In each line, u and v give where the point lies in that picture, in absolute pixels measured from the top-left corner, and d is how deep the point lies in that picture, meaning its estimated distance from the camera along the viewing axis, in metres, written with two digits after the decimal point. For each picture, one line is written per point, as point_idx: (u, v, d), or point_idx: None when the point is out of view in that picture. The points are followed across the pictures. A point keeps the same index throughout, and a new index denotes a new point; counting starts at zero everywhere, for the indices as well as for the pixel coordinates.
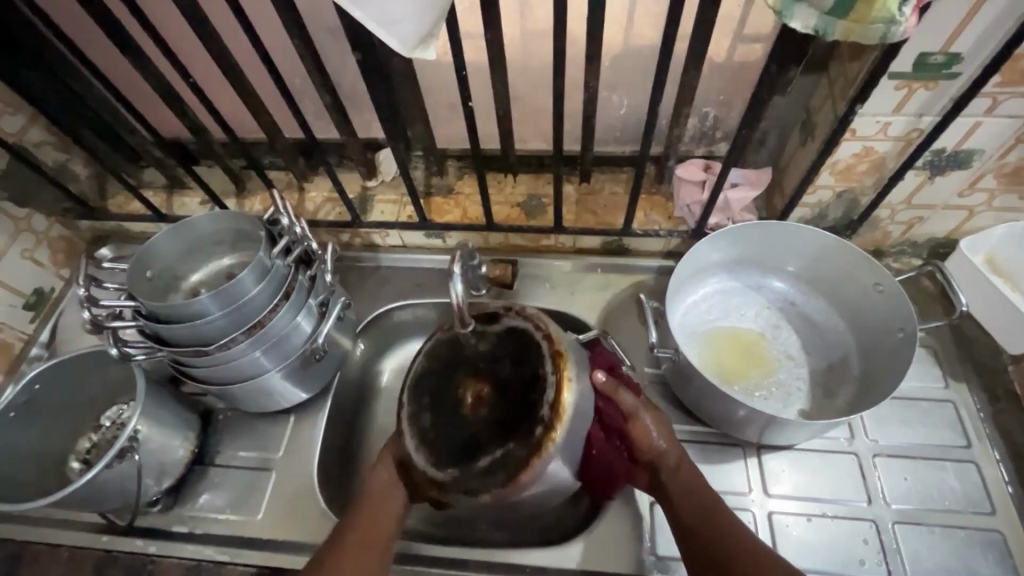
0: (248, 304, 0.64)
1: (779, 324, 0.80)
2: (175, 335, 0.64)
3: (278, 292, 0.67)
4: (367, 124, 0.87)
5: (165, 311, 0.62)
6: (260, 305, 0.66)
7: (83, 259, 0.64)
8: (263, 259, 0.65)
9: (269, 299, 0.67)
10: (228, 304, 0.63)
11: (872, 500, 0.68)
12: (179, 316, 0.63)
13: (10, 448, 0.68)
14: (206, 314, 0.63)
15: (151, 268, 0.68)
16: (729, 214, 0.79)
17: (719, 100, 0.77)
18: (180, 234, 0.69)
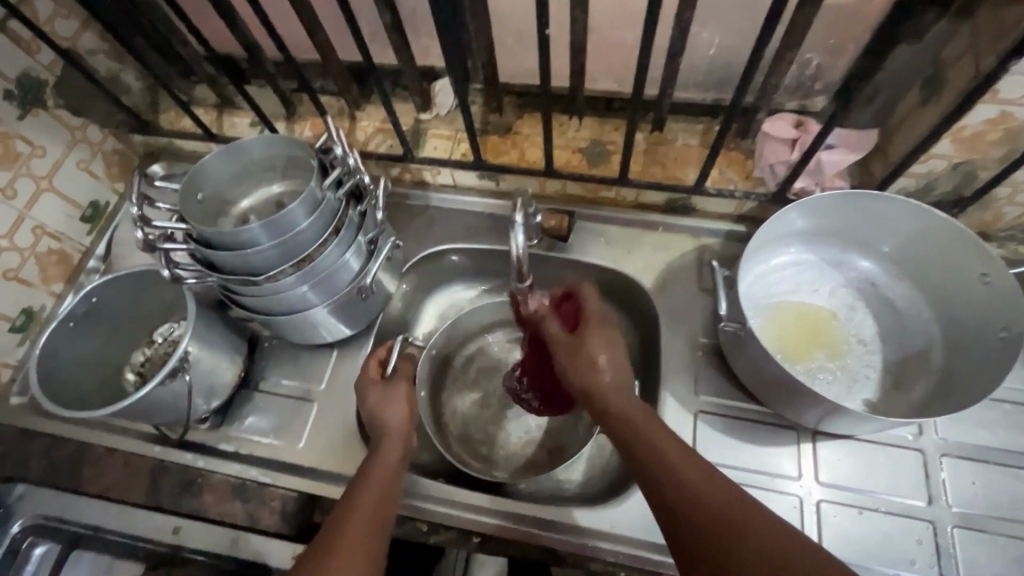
0: (298, 238, 0.62)
1: (853, 305, 0.74)
2: (224, 263, 0.62)
3: (328, 228, 0.65)
4: (426, 50, 0.80)
5: (215, 237, 0.60)
6: (310, 239, 0.64)
7: (135, 175, 0.62)
8: (315, 192, 0.62)
9: (319, 234, 0.65)
10: (278, 237, 0.61)
11: (932, 501, 0.64)
12: (229, 243, 0.61)
13: (73, 355, 0.69)
14: (256, 243, 0.61)
15: (201, 190, 0.66)
16: (818, 179, 0.71)
17: (827, 45, 0.67)
18: (231, 156, 0.66)
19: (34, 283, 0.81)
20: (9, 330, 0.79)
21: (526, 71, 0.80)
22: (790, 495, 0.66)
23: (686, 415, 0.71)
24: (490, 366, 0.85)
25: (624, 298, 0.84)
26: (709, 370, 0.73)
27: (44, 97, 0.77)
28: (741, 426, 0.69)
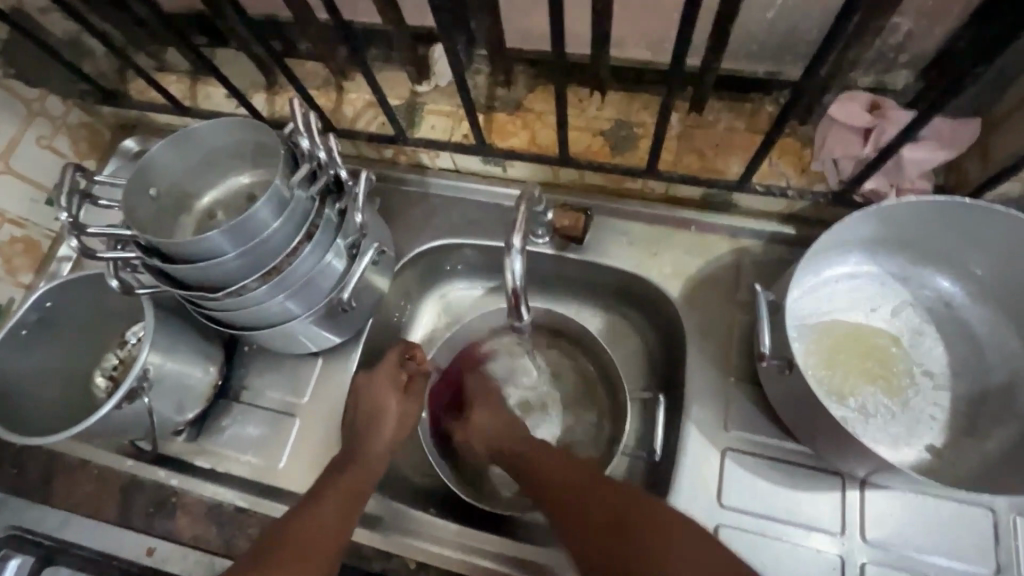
0: (264, 245, 0.53)
1: (921, 329, 0.62)
2: (181, 275, 0.54)
3: (299, 232, 0.56)
4: (421, 9, 0.67)
5: (165, 247, 0.51)
6: (278, 245, 0.55)
7: (68, 170, 0.52)
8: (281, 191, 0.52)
9: (289, 239, 0.55)
10: (240, 245, 0.53)
11: (1000, 570, 0.55)
12: (183, 253, 0.52)
13: (31, 363, 0.63)
14: (213, 253, 0.52)
15: (154, 186, 0.56)
16: (894, 178, 0.58)
17: (924, 7, 0.52)
18: (187, 143, 0.56)
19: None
20: None
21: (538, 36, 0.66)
22: (829, 553, 0.57)
23: (712, 453, 0.61)
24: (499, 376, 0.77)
25: (646, 306, 0.73)
26: (742, 400, 0.63)
27: None
28: (775, 469, 0.60)
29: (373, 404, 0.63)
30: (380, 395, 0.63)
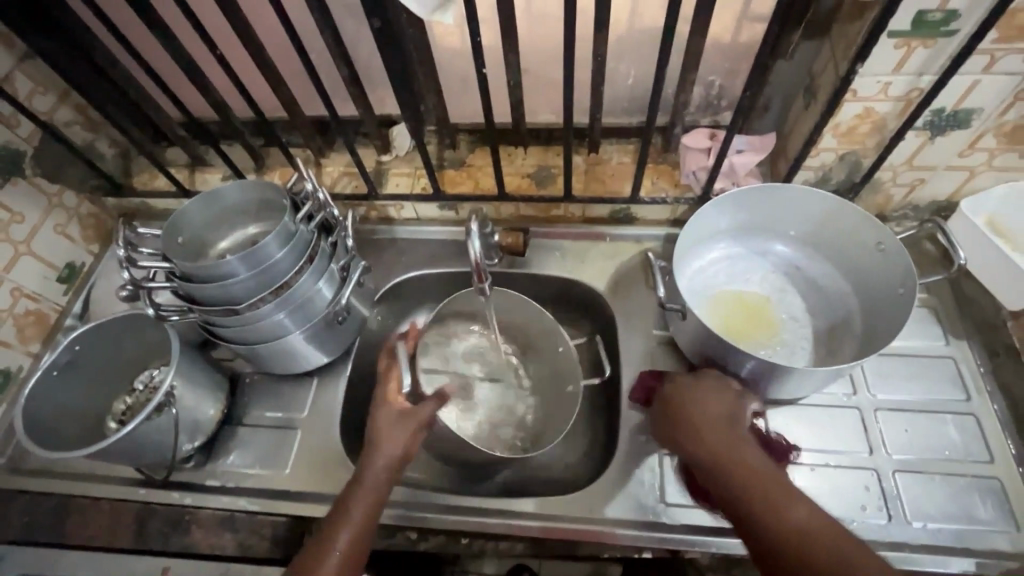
0: (274, 268, 0.68)
1: (784, 288, 0.83)
2: (205, 296, 0.67)
3: (300, 259, 0.70)
4: (382, 100, 0.90)
5: (196, 273, 0.65)
6: (285, 268, 0.69)
7: (122, 225, 0.69)
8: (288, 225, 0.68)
9: (294, 263, 0.70)
10: (256, 267, 0.67)
11: (873, 451, 0.71)
12: (210, 277, 0.66)
13: (54, 405, 0.71)
14: (233, 275, 0.66)
15: (181, 234, 0.71)
16: (734, 179, 0.82)
17: (724, 68, 0.79)
18: (209, 201, 0.72)
19: (10, 344, 0.82)
20: None
21: (472, 111, 0.89)
22: None
23: None
24: None
25: (583, 305, 0.91)
26: (665, 358, 0.80)
27: (24, 167, 0.82)
28: None
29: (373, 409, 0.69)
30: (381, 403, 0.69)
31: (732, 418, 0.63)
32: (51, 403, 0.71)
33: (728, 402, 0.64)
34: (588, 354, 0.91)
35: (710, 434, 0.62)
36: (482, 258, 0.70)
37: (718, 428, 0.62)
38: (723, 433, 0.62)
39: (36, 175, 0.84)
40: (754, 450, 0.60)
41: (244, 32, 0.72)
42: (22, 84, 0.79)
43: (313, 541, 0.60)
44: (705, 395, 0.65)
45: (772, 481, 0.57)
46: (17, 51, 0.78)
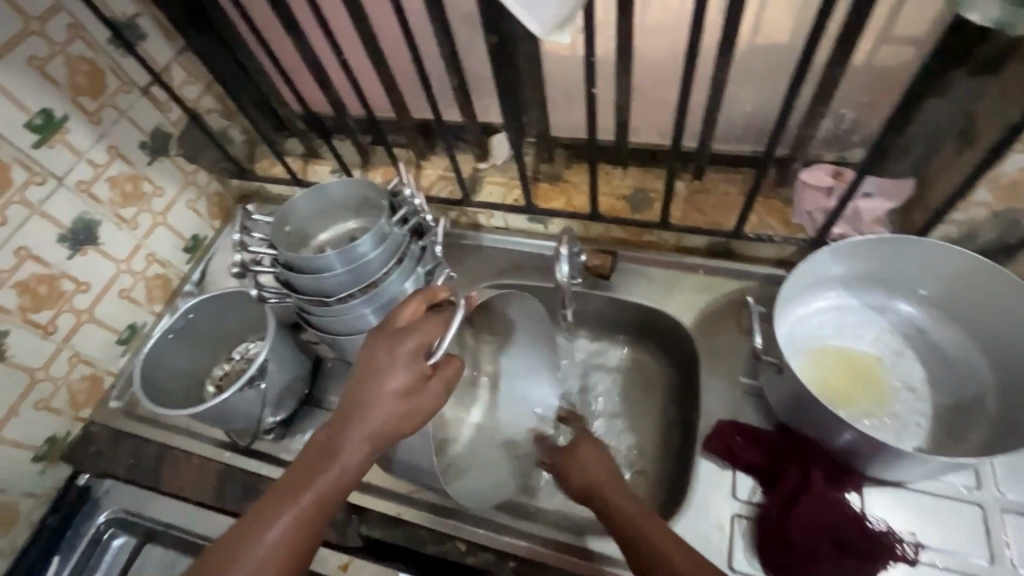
0: (364, 267, 0.70)
1: (901, 352, 0.73)
2: (302, 286, 0.72)
3: (389, 260, 0.73)
4: (486, 109, 0.89)
5: (296, 265, 0.70)
6: (376, 267, 0.72)
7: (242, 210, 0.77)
8: (381, 229, 0.70)
9: (384, 263, 0.72)
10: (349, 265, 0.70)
11: (994, 559, 0.61)
12: (309, 268, 0.70)
13: (167, 363, 0.80)
14: (329, 269, 0.70)
15: (288, 223, 0.77)
16: (858, 226, 0.75)
17: (861, 101, 0.71)
18: (315, 195, 0.77)
19: (139, 303, 0.91)
20: (116, 342, 0.89)
21: (574, 126, 0.88)
22: None
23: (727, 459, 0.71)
24: None
25: (665, 337, 0.86)
26: (750, 410, 0.74)
27: (169, 147, 0.91)
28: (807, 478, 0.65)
29: (402, 347, 0.58)
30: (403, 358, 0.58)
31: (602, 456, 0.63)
32: (165, 362, 0.80)
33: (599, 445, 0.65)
34: (663, 391, 0.87)
35: (582, 473, 0.63)
36: (567, 280, 0.72)
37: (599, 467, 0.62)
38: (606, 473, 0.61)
39: (178, 155, 0.93)
40: (616, 475, 0.61)
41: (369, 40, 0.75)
42: (177, 74, 0.89)
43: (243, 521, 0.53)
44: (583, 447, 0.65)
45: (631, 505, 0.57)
46: (177, 44, 0.88)
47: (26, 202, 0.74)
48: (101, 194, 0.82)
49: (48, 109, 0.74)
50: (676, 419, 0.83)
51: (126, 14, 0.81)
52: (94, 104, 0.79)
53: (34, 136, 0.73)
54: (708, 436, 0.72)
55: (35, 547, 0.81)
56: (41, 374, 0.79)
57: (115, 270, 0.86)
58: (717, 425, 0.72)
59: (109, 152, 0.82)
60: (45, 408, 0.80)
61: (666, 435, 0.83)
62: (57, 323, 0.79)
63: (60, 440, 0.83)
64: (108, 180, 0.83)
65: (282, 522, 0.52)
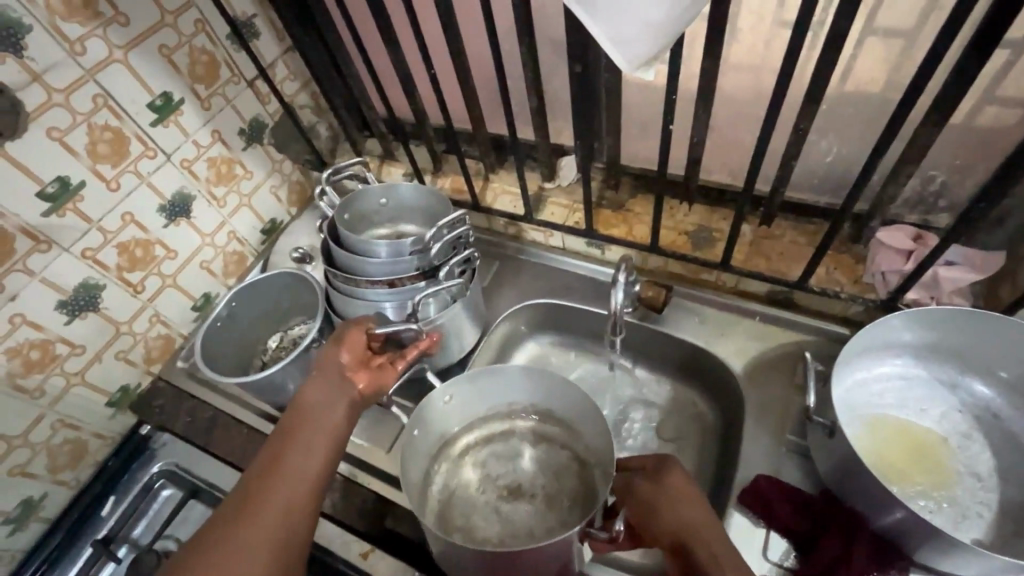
0: (391, 262, 0.74)
1: (969, 434, 0.69)
2: (339, 258, 0.76)
3: (406, 272, 0.75)
4: (559, 130, 0.92)
5: (349, 238, 0.76)
6: (405, 271, 0.75)
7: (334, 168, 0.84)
8: (426, 237, 0.74)
9: (411, 270, 0.75)
10: (387, 256, 0.74)
11: None
12: (357, 247, 0.76)
13: (220, 344, 0.89)
14: (372, 255, 0.75)
15: (385, 197, 0.83)
16: (935, 294, 0.71)
17: (953, 165, 0.69)
18: (395, 191, 0.83)
19: (216, 275, 0.98)
20: (191, 308, 0.96)
21: (645, 157, 0.88)
22: None
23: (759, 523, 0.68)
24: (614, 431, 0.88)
25: (711, 380, 0.84)
26: (793, 470, 0.71)
27: (263, 136, 0.99)
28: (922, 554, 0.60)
29: (332, 356, 0.69)
30: (379, 377, 0.71)
31: (681, 496, 0.58)
32: (218, 342, 0.89)
33: (681, 485, 0.59)
34: (700, 434, 0.85)
35: (653, 517, 0.59)
36: (621, 309, 0.72)
37: (671, 513, 0.58)
38: (675, 504, 0.58)
39: (270, 144, 1.00)
40: (683, 503, 0.58)
41: (458, 56, 0.79)
42: (280, 70, 0.97)
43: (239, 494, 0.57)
44: (643, 475, 0.62)
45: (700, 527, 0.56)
46: (283, 43, 0.96)
47: (137, 172, 0.81)
48: (199, 173, 0.90)
49: (168, 92, 0.82)
50: (712, 468, 0.81)
51: (246, 14, 0.89)
52: (206, 91, 0.87)
53: (153, 115, 0.81)
54: (745, 489, 0.70)
55: (94, 487, 0.87)
56: (125, 327, 0.86)
57: (200, 243, 0.94)
58: (754, 478, 0.70)
59: (212, 136, 0.90)
60: (123, 359, 0.88)
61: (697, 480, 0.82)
62: (145, 284, 0.87)
63: (131, 390, 0.91)
64: (206, 161, 0.90)
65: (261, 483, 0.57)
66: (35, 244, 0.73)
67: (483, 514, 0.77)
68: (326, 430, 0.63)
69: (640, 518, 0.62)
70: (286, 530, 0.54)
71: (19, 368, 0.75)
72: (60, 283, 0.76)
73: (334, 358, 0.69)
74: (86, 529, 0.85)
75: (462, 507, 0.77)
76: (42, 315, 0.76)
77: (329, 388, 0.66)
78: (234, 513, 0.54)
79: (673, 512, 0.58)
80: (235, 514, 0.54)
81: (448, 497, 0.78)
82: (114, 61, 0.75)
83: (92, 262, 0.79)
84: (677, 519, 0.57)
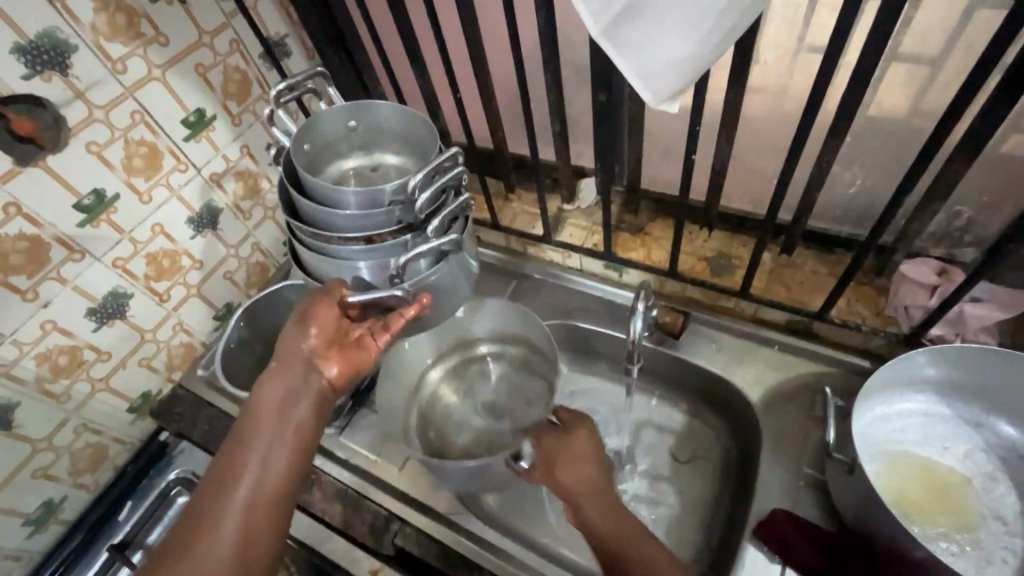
0: (366, 214, 0.60)
1: (994, 475, 0.67)
2: (302, 208, 0.63)
3: (384, 225, 0.62)
4: (581, 153, 0.93)
5: (313, 187, 0.61)
6: (384, 225, 0.62)
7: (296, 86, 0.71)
8: (408, 184, 0.59)
9: (392, 226, 0.62)
10: (361, 208, 0.61)
11: None
12: (319, 192, 0.62)
13: (235, 360, 0.90)
14: (341, 205, 0.61)
15: (355, 119, 0.70)
16: (960, 330, 0.70)
17: (981, 201, 0.68)
18: (365, 111, 0.69)
19: (239, 285, 1.00)
20: (213, 317, 0.98)
21: (666, 183, 0.89)
22: None
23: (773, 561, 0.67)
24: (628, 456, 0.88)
25: (727, 408, 0.84)
26: (809, 505, 0.70)
27: None
28: None
29: (294, 342, 0.61)
30: (354, 358, 0.62)
31: (584, 458, 0.66)
32: (233, 362, 0.90)
33: (584, 447, 0.67)
34: (715, 462, 0.84)
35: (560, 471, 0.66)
36: (641, 338, 0.72)
37: (569, 470, 0.65)
38: (579, 465, 0.66)
39: None
40: (589, 465, 0.66)
41: (485, 80, 0.81)
42: (310, 88, 1.00)
43: (191, 512, 0.52)
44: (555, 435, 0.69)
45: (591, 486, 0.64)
46: (314, 62, 0.99)
47: (169, 185, 0.84)
48: (227, 186, 0.92)
49: (202, 109, 0.84)
50: (727, 496, 0.80)
51: (279, 34, 0.91)
52: (238, 108, 0.90)
53: (186, 131, 0.84)
54: (760, 522, 0.69)
55: (113, 491, 0.89)
56: (149, 335, 0.88)
57: (224, 253, 0.96)
58: (770, 512, 0.69)
59: (241, 151, 0.92)
60: (147, 365, 0.90)
61: (708, 510, 0.81)
62: (170, 293, 0.89)
63: (152, 396, 0.93)
64: (235, 175, 0.93)
65: (212, 502, 0.52)
66: (68, 253, 0.75)
67: (461, 422, 0.87)
68: (287, 437, 0.56)
69: (539, 473, 0.68)
70: (242, 560, 0.50)
71: (48, 373, 0.77)
72: (90, 290, 0.79)
73: (299, 342, 0.61)
74: (103, 533, 0.87)
75: (440, 421, 0.87)
76: (72, 322, 0.78)
77: (289, 383, 0.59)
78: (181, 546, 0.50)
79: (574, 468, 0.65)
80: (182, 543, 0.50)
81: (426, 414, 0.87)
82: (152, 79, 0.77)
83: (121, 271, 0.82)
84: (579, 477, 0.65)
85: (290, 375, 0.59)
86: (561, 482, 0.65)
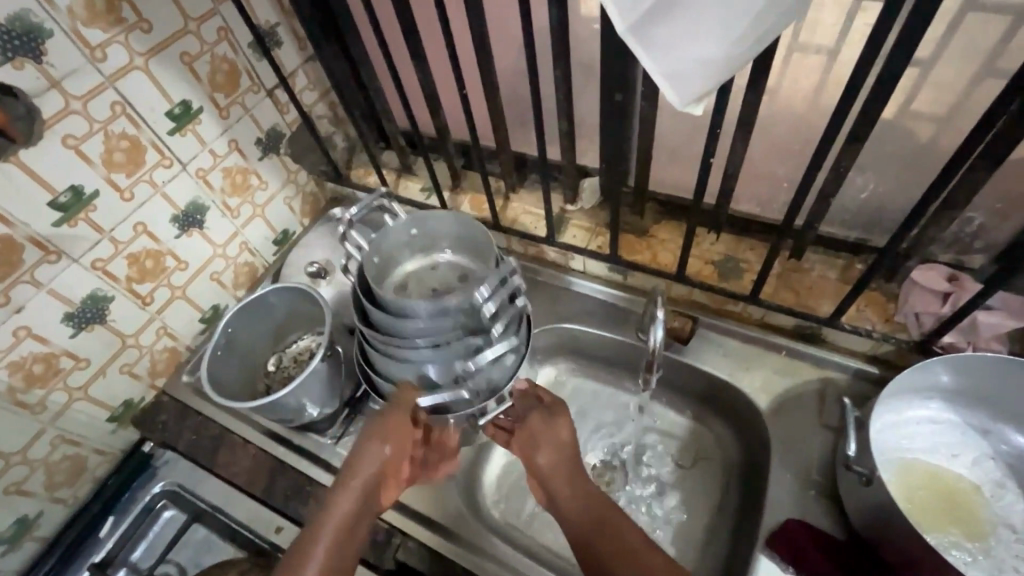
0: (436, 324, 0.65)
1: (1003, 482, 0.67)
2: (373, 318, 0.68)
3: (451, 333, 0.66)
4: (585, 152, 0.90)
5: (385, 300, 0.65)
6: (449, 330, 0.66)
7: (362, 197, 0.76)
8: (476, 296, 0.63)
9: (456, 332, 0.66)
10: (431, 319, 0.65)
11: None
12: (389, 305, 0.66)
13: (223, 368, 0.85)
14: (412, 315, 0.65)
15: (415, 228, 0.75)
16: (971, 338, 0.70)
17: (994, 209, 0.67)
18: (423, 220, 0.74)
19: (225, 286, 0.96)
20: (199, 320, 0.93)
21: (673, 185, 0.87)
22: None
23: None
24: (632, 463, 0.86)
25: (732, 413, 0.83)
26: (819, 513, 0.70)
27: (279, 146, 0.96)
28: None
29: (376, 453, 0.63)
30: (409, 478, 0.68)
31: (559, 442, 0.70)
32: (221, 371, 0.85)
33: (561, 431, 0.71)
34: (719, 470, 0.83)
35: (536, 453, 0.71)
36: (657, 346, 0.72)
37: (547, 452, 0.70)
38: (554, 448, 0.70)
39: (286, 154, 0.98)
40: (565, 452, 0.70)
41: (489, 75, 0.77)
42: (301, 81, 0.95)
43: None
44: (535, 416, 0.73)
45: (565, 470, 0.68)
46: (305, 53, 0.94)
47: (152, 182, 0.79)
48: (214, 182, 0.87)
49: (187, 101, 0.79)
50: (733, 503, 0.79)
51: (269, 22, 0.86)
52: (226, 101, 0.85)
53: (170, 124, 0.78)
54: (773, 533, 0.68)
55: (93, 505, 0.85)
56: (131, 340, 0.83)
57: (211, 254, 0.91)
58: (782, 522, 0.68)
59: (228, 145, 0.87)
60: (128, 372, 0.85)
61: (713, 516, 0.80)
62: (154, 295, 0.84)
63: (134, 404, 0.88)
64: (222, 170, 0.88)
65: None
66: (44, 254, 0.70)
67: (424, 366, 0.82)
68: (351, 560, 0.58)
69: (516, 443, 0.74)
70: None
71: (21, 382, 0.72)
72: (68, 294, 0.74)
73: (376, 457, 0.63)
74: (82, 550, 0.83)
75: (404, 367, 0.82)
76: (47, 328, 0.73)
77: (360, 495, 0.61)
78: None
79: (550, 450, 0.70)
80: None
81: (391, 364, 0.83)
82: (134, 68, 0.72)
83: (101, 273, 0.76)
84: (553, 459, 0.69)
85: (363, 485, 0.62)
86: (541, 466, 0.70)
